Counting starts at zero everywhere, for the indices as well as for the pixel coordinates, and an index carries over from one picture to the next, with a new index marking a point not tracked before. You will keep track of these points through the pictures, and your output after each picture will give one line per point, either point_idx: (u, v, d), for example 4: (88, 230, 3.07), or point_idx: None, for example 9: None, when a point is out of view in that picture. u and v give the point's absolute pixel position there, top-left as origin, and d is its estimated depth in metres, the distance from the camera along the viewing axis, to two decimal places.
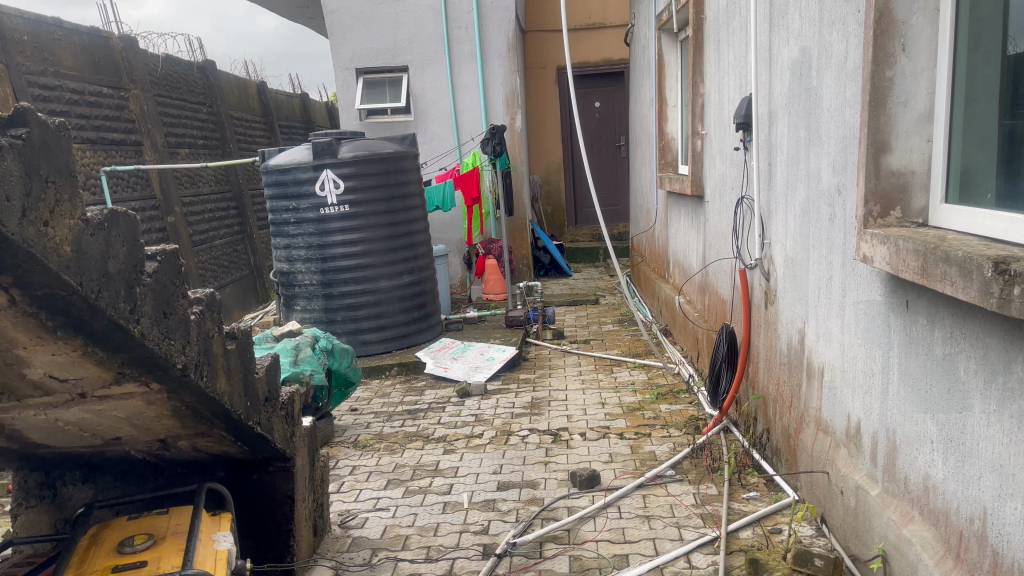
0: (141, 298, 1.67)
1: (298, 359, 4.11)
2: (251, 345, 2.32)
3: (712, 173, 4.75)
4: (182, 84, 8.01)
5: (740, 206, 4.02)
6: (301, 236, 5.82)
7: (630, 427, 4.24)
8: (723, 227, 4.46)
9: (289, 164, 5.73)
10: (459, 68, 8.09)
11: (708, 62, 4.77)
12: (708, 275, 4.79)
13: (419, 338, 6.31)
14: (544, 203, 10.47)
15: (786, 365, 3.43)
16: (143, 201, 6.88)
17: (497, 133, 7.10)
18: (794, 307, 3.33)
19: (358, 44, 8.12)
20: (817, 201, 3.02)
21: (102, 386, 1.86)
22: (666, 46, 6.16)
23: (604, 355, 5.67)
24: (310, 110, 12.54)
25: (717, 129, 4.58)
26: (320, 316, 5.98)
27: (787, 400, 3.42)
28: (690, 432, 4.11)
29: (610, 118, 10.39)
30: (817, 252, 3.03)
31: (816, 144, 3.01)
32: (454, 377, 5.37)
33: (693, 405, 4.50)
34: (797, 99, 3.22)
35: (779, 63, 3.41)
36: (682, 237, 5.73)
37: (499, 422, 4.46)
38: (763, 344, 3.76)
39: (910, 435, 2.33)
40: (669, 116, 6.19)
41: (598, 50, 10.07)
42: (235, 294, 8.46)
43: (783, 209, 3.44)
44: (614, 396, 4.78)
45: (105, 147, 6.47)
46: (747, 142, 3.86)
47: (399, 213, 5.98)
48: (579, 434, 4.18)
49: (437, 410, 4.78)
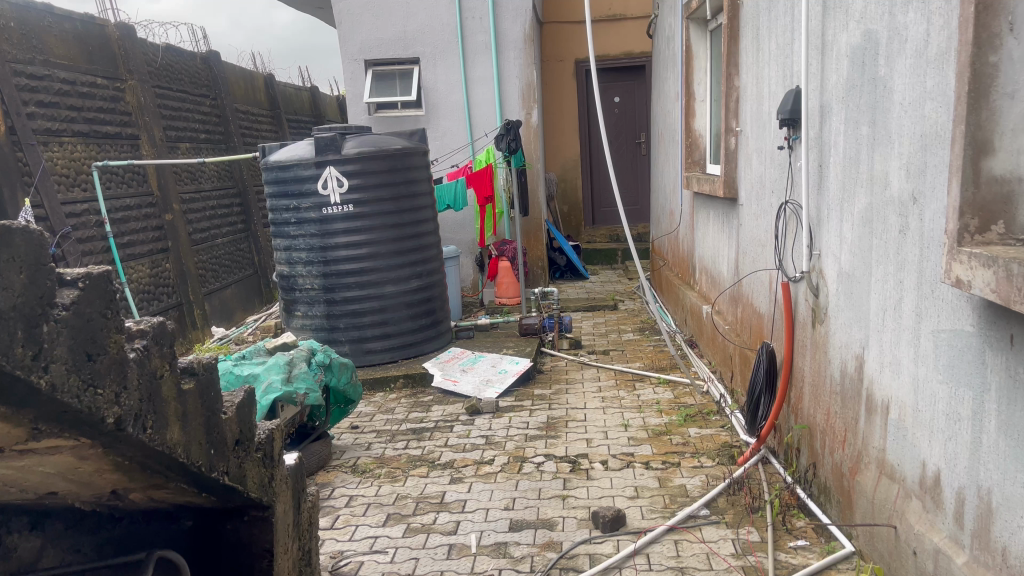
0: (50, 339, 1.29)
1: (291, 377, 3.74)
2: (217, 381, 1.93)
3: (748, 174, 4.33)
4: (183, 75, 7.65)
5: (783, 211, 3.61)
6: (302, 237, 5.45)
7: (657, 455, 3.84)
8: (761, 233, 4.04)
9: (290, 159, 5.38)
10: (473, 59, 7.69)
11: (745, 52, 4.36)
12: (742, 287, 4.37)
13: (426, 347, 5.90)
14: (559, 202, 10.07)
15: (838, 394, 3.03)
16: (139, 198, 6.52)
17: (512, 129, 6.71)
18: (850, 329, 2.91)
19: (368, 34, 7.75)
20: (883, 209, 2.61)
21: (20, 441, 1.45)
22: (695, 36, 5.73)
23: (625, 369, 5.26)
24: (320, 104, 12.17)
25: (755, 126, 4.17)
26: (321, 323, 5.60)
27: (839, 433, 3.01)
28: (724, 462, 3.71)
29: (629, 114, 9.96)
30: (882, 269, 2.62)
31: (883, 143, 2.60)
32: (463, 393, 4.97)
33: (725, 429, 4.09)
34: (857, 93, 2.81)
35: (834, 50, 3.00)
36: (711, 243, 5.31)
37: (511, 446, 4.06)
38: (809, 367, 3.36)
39: (1010, 499, 1.92)
40: (697, 111, 5.77)
41: (619, 42, 9.65)
42: (237, 295, 8.09)
43: (837, 217, 3.03)
44: (637, 417, 4.38)
45: (99, 141, 6.11)
46: (792, 140, 3.45)
47: (407, 214, 5.60)
48: (599, 462, 3.78)
49: (445, 430, 4.39)
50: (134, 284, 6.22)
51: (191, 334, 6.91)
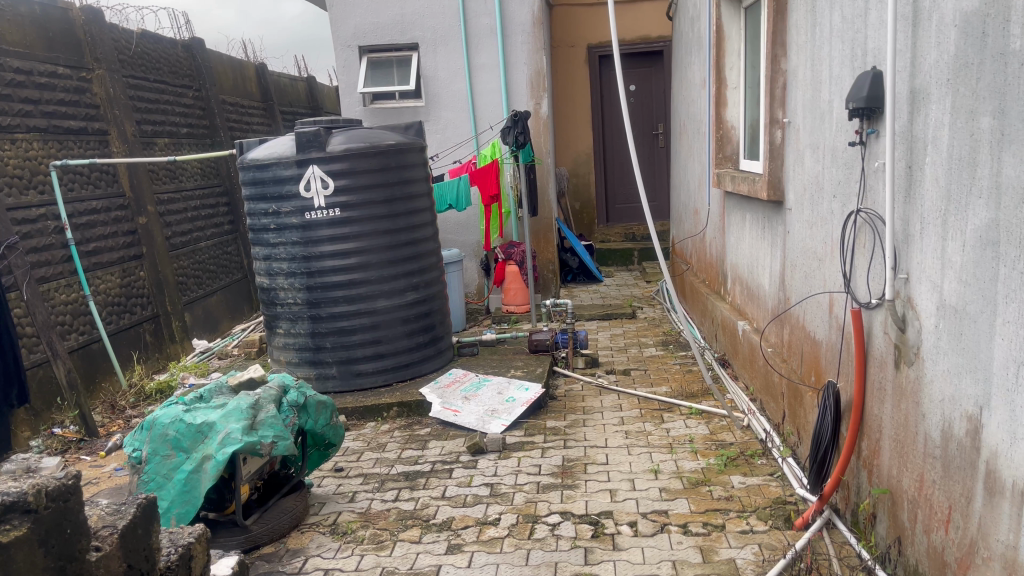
0: None
1: (255, 423, 3.08)
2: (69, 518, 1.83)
3: (798, 175, 3.67)
4: (161, 64, 7.00)
5: (855, 222, 2.93)
6: (283, 246, 4.81)
7: (696, 515, 3.18)
8: (818, 244, 3.38)
9: (268, 157, 4.75)
10: (477, 44, 7.01)
11: (797, 27, 3.68)
12: (794, 307, 3.72)
13: (426, 368, 5.25)
14: (571, 198, 9.42)
15: (938, 460, 2.38)
16: (108, 200, 5.87)
17: (519, 120, 6.07)
18: (959, 379, 2.25)
19: (362, 18, 7.11)
20: (1016, 228, 1.95)
21: None
22: (726, 15, 5.05)
23: (650, 396, 4.60)
24: (318, 95, 11.49)
25: (809, 117, 3.51)
26: (305, 342, 4.95)
27: (939, 510, 2.37)
28: (779, 525, 3.07)
29: (646, 103, 9.26)
30: (1017, 308, 1.95)
31: (1019, 140, 1.93)
32: (466, 426, 4.33)
33: (776, 479, 3.44)
34: (972, 74, 2.14)
35: (935, 19, 2.34)
36: (747, 250, 4.65)
37: (520, 500, 3.42)
38: (889, 419, 2.71)
39: None
40: (729, 100, 5.10)
41: (636, 26, 8.97)
42: (224, 302, 7.50)
43: (935, 234, 2.37)
44: (669, 460, 3.74)
45: (60, 138, 5.48)
46: (868, 133, 2.77)
47: (402, 218, 4.95)
48: (627, 525, 3.13)
49: (443, 475, 3.75)
50: (101, 296, 5.61)
51: (169, 349, 6.30)
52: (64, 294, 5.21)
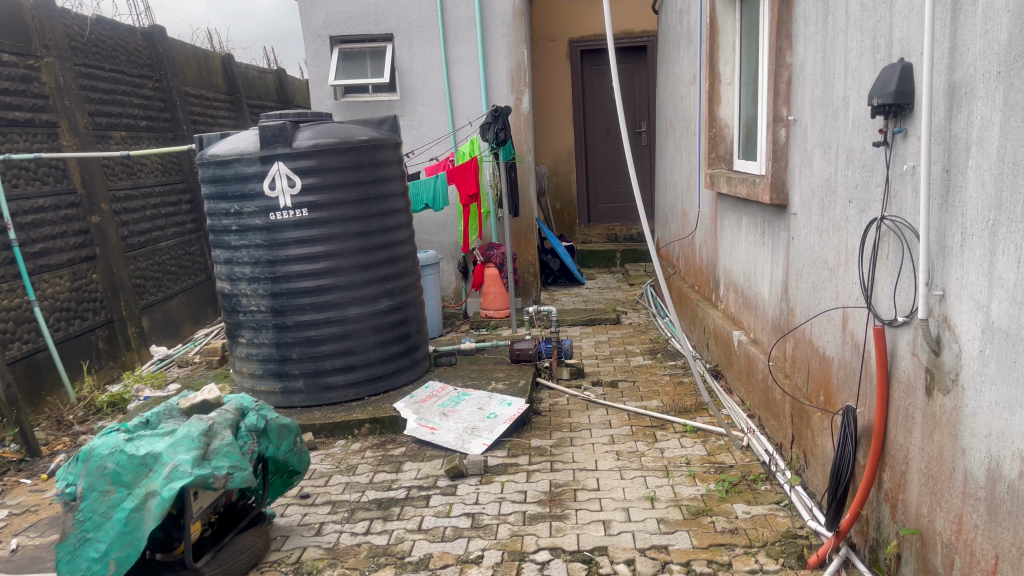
0: None
1: (208, 453, 2.72)
2: None
3: (806, 176, 3.40)
4: (119, 52, 6.58)
5: (878, 230, 2.65)
6: (246, 249, 4.45)
7: (699, 550, 2.89)
8: (829, 252, 3.11)
9: (229, 153, 4.38)
10: (456, 36, 6.67)
11: (805, 18, 3.39)
12: (800, 321, 3.44)
13: (401, 379, 4.91)
14: (551, 197, 9.13)
15: (983, 503, 2.10)
16: (56, 197, 5.42)
17: (500, 116, 5.75)
18: (1010, 414, 1.97)
19: (333, 6, 6.74)
20: None
21: None
22: (720, 8, 4.75)
23: (641, 411, 4.32)
24: (288, 88, 11.06)
25: (820, 115, 3.23)
26: (270, 352, 4.59)
27: (982, 558, 2.10)
28: (791, 564, 2.79)
29: (628, 100, 8.97)
30: None
31: None
32: (443, 445, 4.01)
33: (783, 508, 3.16)
34: None
35: (981, 3, 2.06)
36: (744, 255, 4.38)
37: (504, 533, 3.10)
38: (918, 449, 2.44)
39: None
40: (724, 96, 4.82)
41: (618, 20, 8.69)
42: (185, 306, 7.09)
43: (981, 247, 2.09)
44: (665, 486, 3.45)
45: (3, 129, 5.05)
46: (896, 132, 2.49)
47: (375, 218, 4.61)
48: (623, 563, 2.83)
49: (419, 503, 3.42)
50: (49, 302, 5.20)
51: (124, 357, 5.91)
52: (6, 300, 4.80)
